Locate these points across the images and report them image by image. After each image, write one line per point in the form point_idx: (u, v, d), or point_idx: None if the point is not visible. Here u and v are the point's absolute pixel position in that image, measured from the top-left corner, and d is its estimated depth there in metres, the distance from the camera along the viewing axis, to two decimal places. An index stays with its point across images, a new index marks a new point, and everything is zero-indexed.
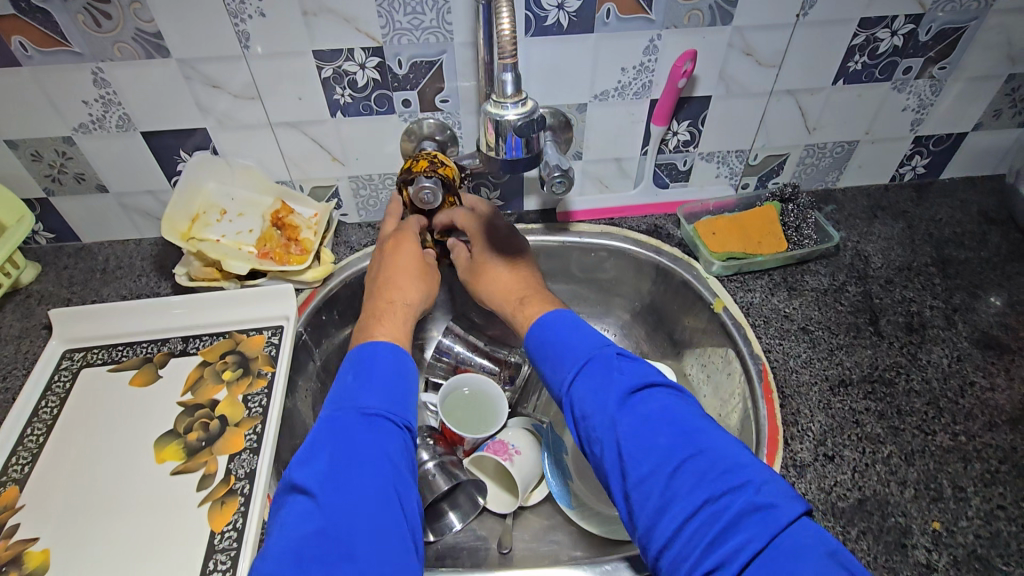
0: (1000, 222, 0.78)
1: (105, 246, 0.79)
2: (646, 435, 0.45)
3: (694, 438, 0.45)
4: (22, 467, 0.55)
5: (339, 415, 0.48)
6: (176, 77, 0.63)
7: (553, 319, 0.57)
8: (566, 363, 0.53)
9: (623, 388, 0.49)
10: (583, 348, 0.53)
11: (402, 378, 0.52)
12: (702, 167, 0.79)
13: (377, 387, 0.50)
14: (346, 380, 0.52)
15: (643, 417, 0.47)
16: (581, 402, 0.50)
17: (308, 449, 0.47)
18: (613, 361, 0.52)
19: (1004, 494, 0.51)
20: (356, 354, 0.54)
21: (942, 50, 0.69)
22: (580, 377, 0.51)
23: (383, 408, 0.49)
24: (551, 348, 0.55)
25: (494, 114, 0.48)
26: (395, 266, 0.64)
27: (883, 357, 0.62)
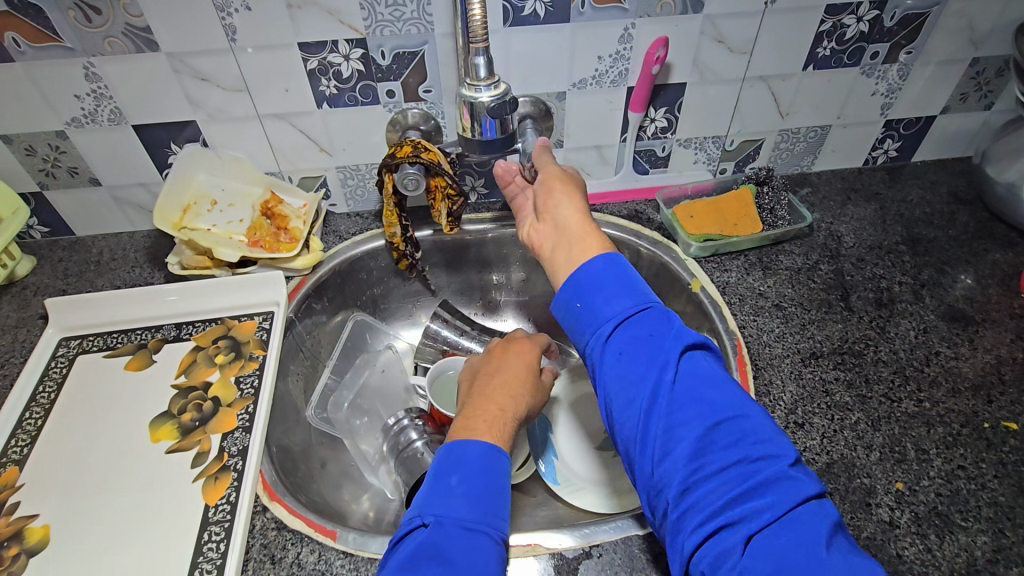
0: (968, 202, 0.81)
1: (99, 239, 0.81)
2: (694, 395, 0.42)
3: (738, 405, 0.42)
4: (22, 448, 0.57)
5: (440, 524, 0.42)
6: (165, 71, 0.65)
7: (606, 261, 0.49)
8: (615, 303, 0.47)
9: (677, 344, 0.44)
10: (628, 293, 0.47)
11: (499, 476, 0.46)
12: (680, 154, 0.81)
13: (480, 493, 0.44)
14: (447, 481, 0.45)
15: (692, 376, 0.43)
16: (627, 350, 0.44)
17: (408, 561, 0.40)
18: (662, 315, 0.46)
19: (965, 455, 0.54)
20: (457, 457, 0.46)
21: (908, 34, 0.71)
22: (630, 322, 0.46)
23: (482, 522, 0.43)
24: (598, 283, 0.48)
25: (470, 98, 0.52)
26: (505, 374, 0.57)
27: (852, 330, 0.65)
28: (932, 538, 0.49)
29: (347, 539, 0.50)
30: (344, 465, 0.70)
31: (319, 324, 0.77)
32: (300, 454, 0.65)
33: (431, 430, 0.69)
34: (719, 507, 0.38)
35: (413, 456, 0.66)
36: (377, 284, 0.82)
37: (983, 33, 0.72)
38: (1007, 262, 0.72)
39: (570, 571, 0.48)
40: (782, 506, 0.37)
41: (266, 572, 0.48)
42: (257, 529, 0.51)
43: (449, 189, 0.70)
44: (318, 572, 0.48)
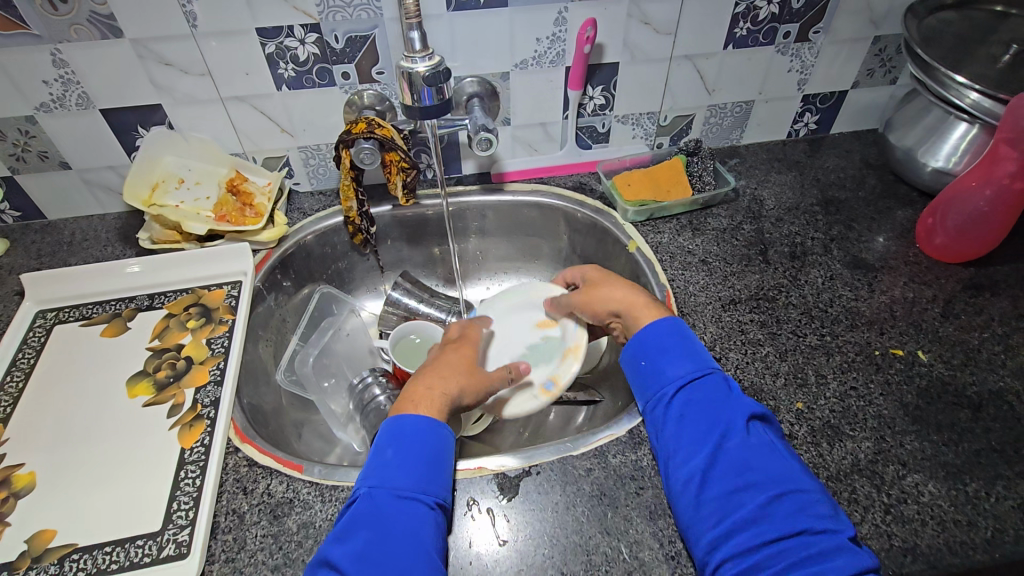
0: (877, 167, 0.90)
1: (70, 221, 0.84)
2: (751, 458, 0.49)
3: (796, 475, 0.48)
4: (5, 407, 0.61)
5: (376, 492, 0.49)
6: (130, 56, 0.69)
7: (671, 325, 0.59)
8: (680, 366, 0.56)
9: (741, 411, 0.52)
10: (698, 364, 0.56)
11: (436, 451, 0.53)
12: (619, 129, 0.88)
13: (416, 465, 0.51)
14: (386, 455, 0.52)
15: (752, 443, 0.50)
16: (691, 410, 0.53)
17: (344, 528, 0.47)
18: (728, 386, 0.54)
19: (857, 378, 0.62)
20: (392, 428, 0.53)
21: (816, 15, 0.79)
22: (691, 385, 0.54)
23: (415, 489, 0.50)
24: (665, 347, 0.57)
25: (407, 69, 0.58)
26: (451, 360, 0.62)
27: (768, 280, 0.73)
28: (824, 445, 0.57)
29: (314, 471, 0.56)
30: (314, 421, 0.76)
31: (286, 295, 0.82)
32: (271, 411, 0.71)
33: (393, 386, 0.75)
34: (763, 555, 0.43)
35: (377, 409, 0.72)
36: (341, 258, 0.88)
37: (882, 13, 0.80)
38: (907, 218, 0.81)
39: (511, 488, 0.55)
40: (830, 560, 0.42)
41: (239, 501, 0.54)
42: (231, 467, 0.56)
43: (402, 163, 0.76)
44: (287, 499, 0.54)
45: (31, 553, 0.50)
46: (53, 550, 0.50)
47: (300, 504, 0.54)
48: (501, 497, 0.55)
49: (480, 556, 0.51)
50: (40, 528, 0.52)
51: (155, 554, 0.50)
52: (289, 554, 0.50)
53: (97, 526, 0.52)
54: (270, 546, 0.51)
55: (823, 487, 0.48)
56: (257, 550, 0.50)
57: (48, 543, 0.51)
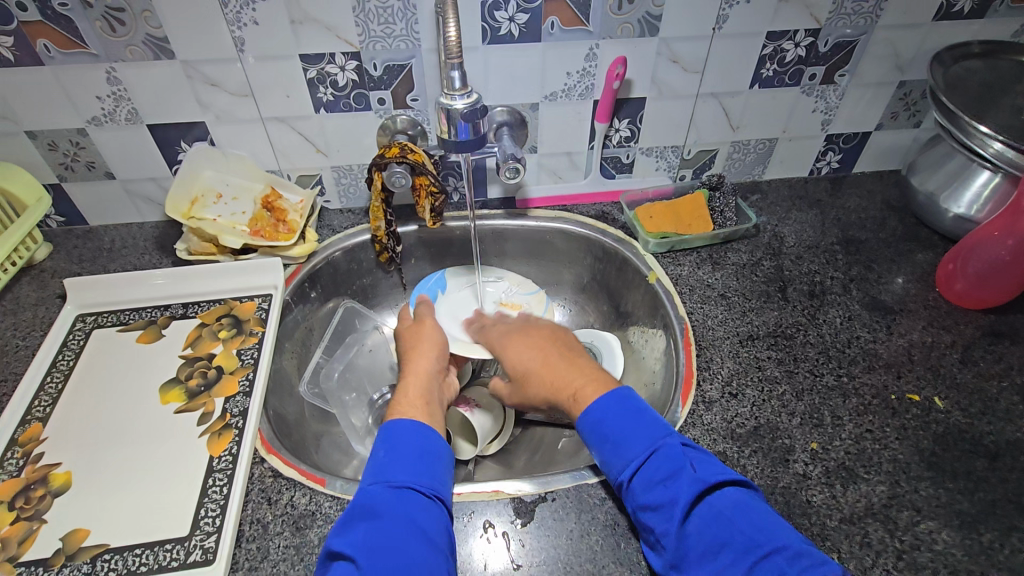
0: (899, 209, 0.90)
1: (110, 228, 0.88)
2: (720, 533, 0.46)
3: (768, 533, 0.46)
4: (45, 407, 0.64)
5: (371, 487, 0.52)
6: (180, 76, 0.73)
7: (609, 400, 0.57)
8: (632, 446, 0.53)
9: (692, 486, 0.49)
10: (643, 439, 0.53)
11: (428, 447, 0.56)
12: (643, 161, 0.90)
13: (406, 460, 0.54)
14: (378, 456, 0.55)
15: (719, 512, 0.48)
16: (655, 494, 0.50)
17: (344, 521, 0.49)
18: (682, 453, 0.52)
19: (873, 421, 0.62)
20: (383, 432, 0.57)
21: (841, 59, 0.80)
22: (646, 467, 0.52)
23: (408, 481, 0.52)
24: (606, 435, 0.55)
25: (447, 106, 0.60)
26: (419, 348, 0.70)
27: (787, 317, 0.74)
28: (838, 486, 0.57)
29: (335, 485, 0.58)
30: (334, 435, 0.78)
31: (312, 309, 0.84)
32: (294, 423, 0.73)
33: None
34: None
35: None
36: (366, 274, 0.90)
37: (907, 59, 0.81)
38: (927, 261, 0.81)
39: (527, 513, 0.56)
40: None
41: (264, 511, 0.56)
42: (256, 477, 0.58)
43: (431, 187, 0.78)
44: (309, 512, 0.56)
45: (66, 550, 0.52)
46: (86, 549, 0.53)
47: (321, 517, 0.55)
48: (516, 520, 0.56)
49: None
50: (75, 527, 0.54)
51: (182, 558, 0.52)
52: (309, 566, 0.52)
53: (128, 528, 0.54)
54: (292, 558, 0.52)
55: (803, 538, 0.46)
56: (279, 560, 0.52)
57: (82, 542, 0.53)
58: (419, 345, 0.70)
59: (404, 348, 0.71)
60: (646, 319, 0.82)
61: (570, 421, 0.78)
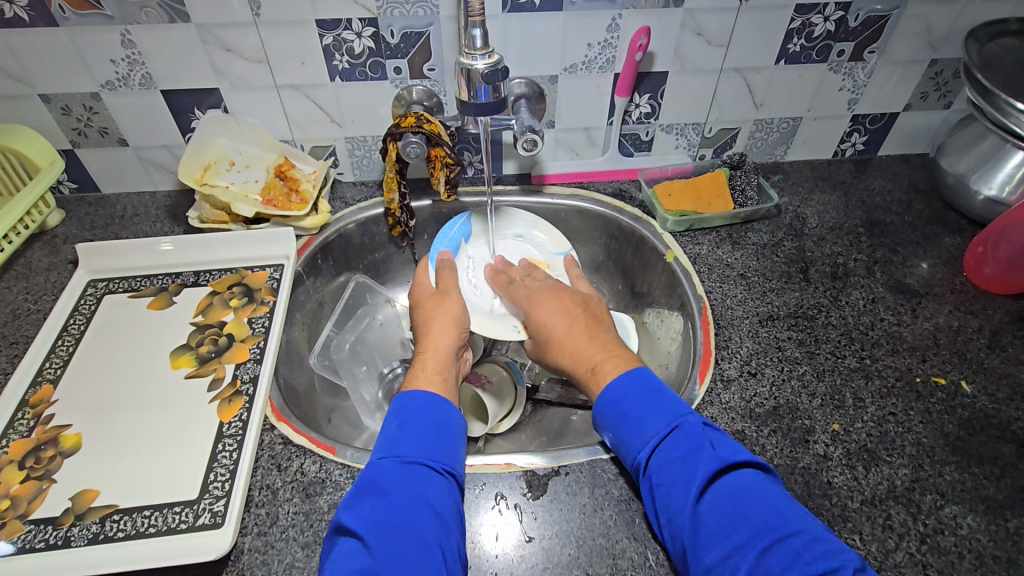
0: (926, 192, 0.88)
1: (122, 196, 0.87)
2: (735, 512, 0.45)
3: (786, 517, 0.44)
4: (56, 369, 0.64)
5: (382, 461, 0.51)
6: (194, 40, 0.71)
7: (628, 377, 0.56)
8: (652, 422, 0.52)
9: (709, 463, 0.48)
10: (666, 414, 0.52)
11: (442, 423, 0.55)
12: (663, 138, 0.88)
13: (418, 434, 0.53)
14: (390, 429, 0.54)
15: (736, 492, 0.46)
16: (670, 469, 0.49)
17: (353, 495, 0.49)
18: (702, 431, 0.51)
19: (896, 404, 0.61)
20: (397, 404, 0.56)
21: (872, 34, 0.78)
22: (665, 442, 0.51)
23: (420, 456, 0.51)
24: (626, 410, 0.54)
25: (467, 66, 0.59)
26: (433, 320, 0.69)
27: (808, 298, 0.72)
28: (859, 468, 0.56)
29: (346, 454, 0.57)
30: (344, 407, 0.77)
31: (324, 281, 0.83)
32: (304, 393, 0.72)
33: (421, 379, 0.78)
34: None
35: None
36: (378, 249, 0.89)
37: (941, 36, 0.78)
38: (954, 245, 0.79)
39: (540, 486, 0.55)
40: None
41: (273, 477, 0.55)
42: (266, 443, 0.58)
43: (446, 159, 0.76)
44: (319, 479, 0.55)
45: (75, 510, 0.52)
46: (95, 509, 0.52)
47: (331, 484, 0.55)
48: (528, 494, 0.55)
49: (505, 551, 0.51)
50: (84, 487, 0.54)
51: (190, 521, 0.51)
52: (319, 532, 0.51)
53: (137, 489, 0.54)
54: (302, 524, 0.52)
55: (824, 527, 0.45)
56: (289, 526, 0.52)
57: (91, 502, 0.53)
58: (438, 319, 0.69)
59: (422, 320, 0.69)
60: (662, 299, 0.80)
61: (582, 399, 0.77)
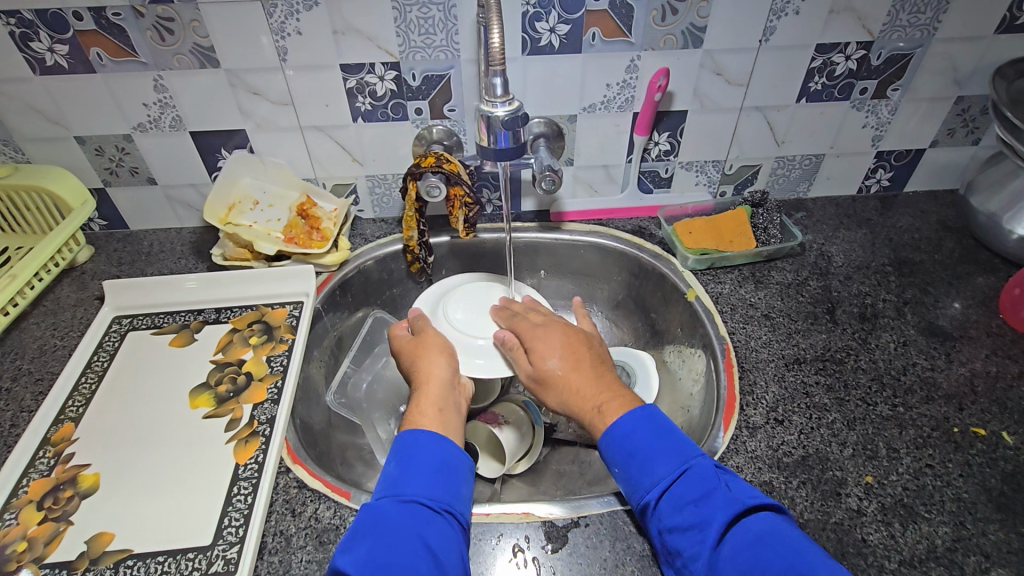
0: (956, 230, 0.86)
1: (149, 233, 0.89)
2: (756, 556, 0.44)
3: (807, 562, 0.43)
4: (78, 407, 0.64)
5: (381, 502, 0.50)
6: (223, 84, 0.74)
7: (637, 417, 0.55)
8: (659, 467, 0.51)
9: (727, 507, 0.47)
10: (678, 456, 0.52)
11: (446, 461, 0.54)
12: (682, 175, 0.88)
13: (418, 473, 0.52)
14: (391, 468, 0.54)
15: (754, 536, 0.45)
16: (683, 514, 0.48)
17: (351, 536, 0.48)
18: (715, 472, 0.50)
19: (933, 455, 0.58)
20: (398, 443, 0.56)
21: (895, 73, 0.77)
22: (676, 484, 0.50)
23: (420, 496, 0.50)
24: (634, 450, 0.53)
25: (487, 112, 0.60)
26: (418, 352, 0.68)
27: (835, 341, 0.70)
28: (896, 525, 0.53)
29: (360, 499, 0.56)
30: (359, 447, 0.76)
31: (342, 316, 0.83)
32: (321, 432, 0.71)
33: None
34: None
35: None
36: (396, 285, 0.89)
37: (966, 74, 0.77)
38: (989, 285, 0.77)
39: (559, 538, 0.53)
40: None
41: (287, 523, 0.54)
42: (281, 487, 0.57)
43: (466, 198, 0.77)
44: (333, 526, 0.54)
45: (90, 554, 0.52)
46: (110, 553, 0.52)
47: (345, 532, 0.54)
48: (547, 546, 0.53)
49: None
50: (100, 530, 0.53)
51: (203, 568, 0.50)
52: None
53: (152, 533, 0.53)
54: (315, 573, 0.51)
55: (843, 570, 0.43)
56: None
57: (105, 546, 0.52)
58: (427, 353, 0.67)
59: (408, 360, 0.68)
60: (683, 338, 0.78)
61: None
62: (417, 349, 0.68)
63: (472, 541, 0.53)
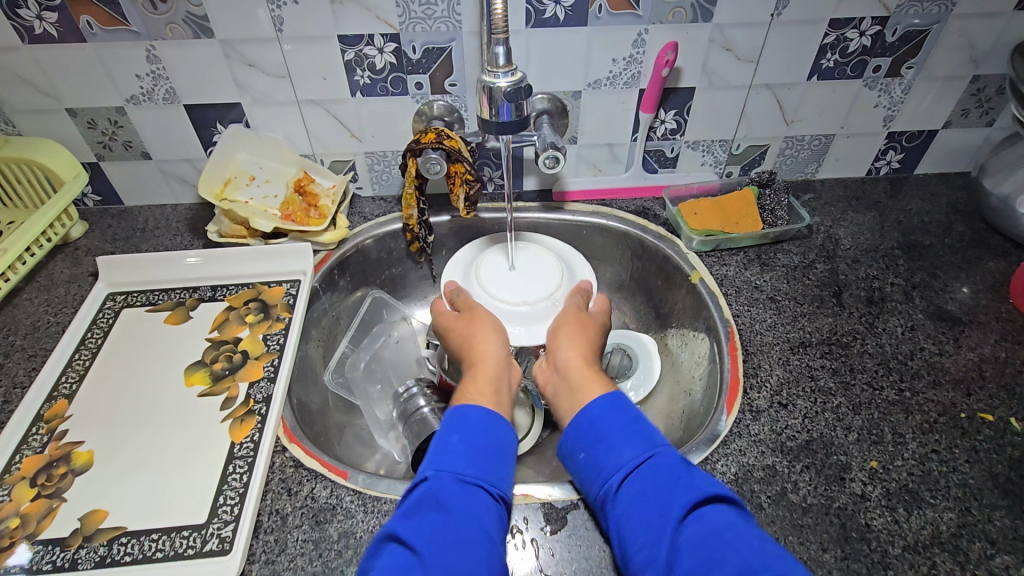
0: (967, 213, 0.84)
1: (144, 209, 0.88)
2: (712, 550, 0.42)
3: (765, 559, 0.40)
4: (72, 384, 0.64)
5: (438, 476, 0.49)
6: (217, 55, 0.71)
7: (606, 401, 0.55)
8: (621, 454, 0.51)
9: (685, 497, 0.46)
10: (639, 446, 0.51)
11: (506, 448, 0.53)
12: (688, 155, 0.86)
13: (474, 454, 0.51)
14: (449, 440, 0.52)
15: (707, 532, 0.43)
16: (639, 499, 0.47)
17: (411, 507, 0.47)
18: (676, 465, 0.49)
19: (939, 441, 0.57)
20: (453, 415, 0.55)
21: (910, 50, 0.74)
22: (636, 471, 0.49)
23: (479, 477, 0.49)
24: (599, 432, 0.53)
25: (489, 83, 0.58)
26: (476, 331, 0.65)
27: (842, 324, 0.69)
28: (900, 511, 0.52)
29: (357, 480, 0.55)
30: (357, 427, 0.75)
31: (340, 295, 0.82)
32: (318, 412, 0.70)
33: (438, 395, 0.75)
34: None
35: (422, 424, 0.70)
36: (396, 264, 0.88)
37: (984, 52, 0.75)
38: (999, 270, 0.75)
39: (558, 520, 0.53)
40: None
41: (283, 502, 0.54)
42: (277, 466, 0.56)
43: (466, 175, 0.75)
44: (330, 506, 0.53)
45: (83, 531, 0.51)
46: (103, 531, 0.51)
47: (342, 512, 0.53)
48: (546, 527, 0.52)
49: None
50: (93, 507, 0.53)
51: (198, 547, 0.50)
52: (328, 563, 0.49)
53: (146, 511, 0.53)
54: (311, 553, 0.50)
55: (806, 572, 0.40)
56: (297, 555, 0.50)
57: (99, 524, 0.52)
58: (478, 330, 0.66)
59: (456, 338, 0.66)
60: (687, 320, 0.77)
61: None
62: (472, 330, 0.65)
63: None
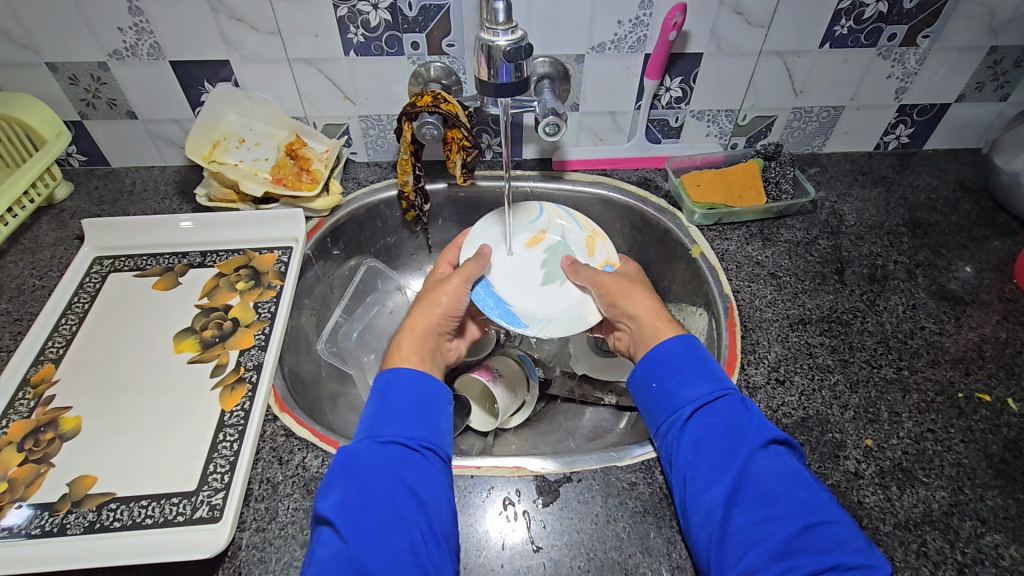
0: (975, 191, 0.82)
1: (131, 171, 0.85)
2: (778, 484, 0.46)
3: (823, 503, 0.45)
4: (59, 348, 0.62)
5: (358, 443, 0.49)
6: (203, 9, 0.68)
7: (680, 345, 0.57)
8: (692, 389, 0.53)
9: (758, 434, 0.49)
10: (715, 383, 0.53)
11: (425, 400, 0.53)
12: (693, 125, 0.83)
13: (396, 415, 0.51)
14: (370, 410, 0.52)
15: (776, 469, 0.47)
16: (709, 433, 0.50)
17: (327, 481, 0.47)
18: (748, 405, 0.52)
19: (935, 420, 0.57)
20: (380, 381, 0.55)
21: (927, 18, 0.71)
22: (706, 407, 0.52)
23: (396, 436, 0.49)
24: (678, 367, 0.55)
25: (488, 42, 0.55)
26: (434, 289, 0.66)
27: (843, 302, 0.68)
28: (893, 489, 0.52)
29: None
30: (351, 397, 0.74)
31: (334, 264, 0.81)
32: (310, 380, 0.70)
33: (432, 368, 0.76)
34: None
35: None
36: (391, 233, 0.86)
37: (1004, 21, 0.72)
38: (1004, 249, 0.74)
39: (551, 492, 0.53)
40: None
41: (274, 471, 0.53)
42: (269, 434, 0.56)
43: (464, 141, 0.72)
44: (321, 475, 0.53)
45: (71, 497, 0.51)
46: (91, 497, 0.51)
47: None
48: (538, 500, 0.52)
49: (512, 559, 0.49)
50: (82, 473, 0.52)
51: (188, 514, 0.50)
52: None
53: (136, 477, 0.52)
54: (301, 521, 0.50)
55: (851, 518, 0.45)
56: (287, 523, 0.50)
57: (88, 489, 0.51)
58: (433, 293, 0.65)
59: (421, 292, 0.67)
60: (685, 295, 0.76)
61: (595, 398, 0.75)
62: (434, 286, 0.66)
63: (462, 493, 0.53)
